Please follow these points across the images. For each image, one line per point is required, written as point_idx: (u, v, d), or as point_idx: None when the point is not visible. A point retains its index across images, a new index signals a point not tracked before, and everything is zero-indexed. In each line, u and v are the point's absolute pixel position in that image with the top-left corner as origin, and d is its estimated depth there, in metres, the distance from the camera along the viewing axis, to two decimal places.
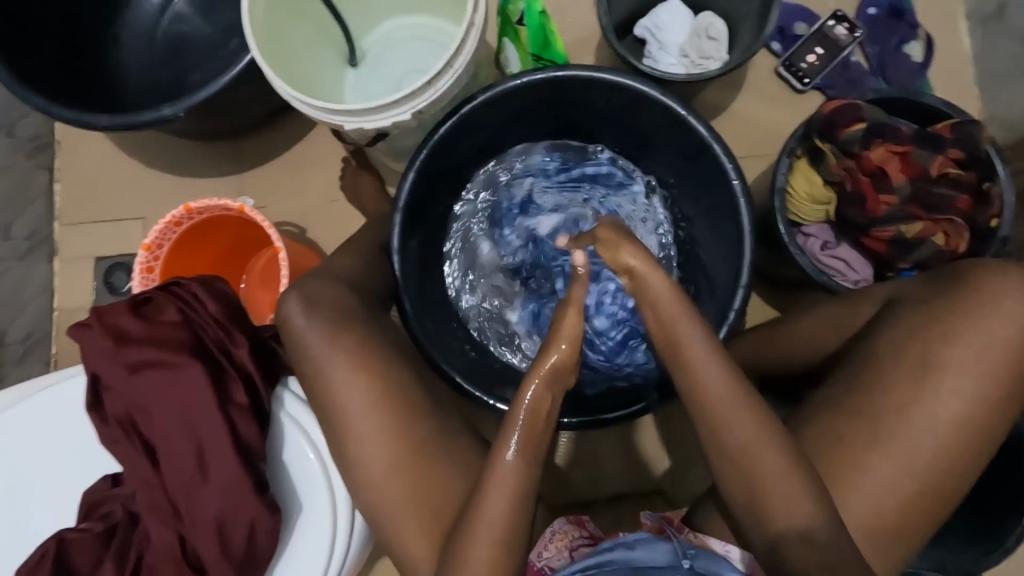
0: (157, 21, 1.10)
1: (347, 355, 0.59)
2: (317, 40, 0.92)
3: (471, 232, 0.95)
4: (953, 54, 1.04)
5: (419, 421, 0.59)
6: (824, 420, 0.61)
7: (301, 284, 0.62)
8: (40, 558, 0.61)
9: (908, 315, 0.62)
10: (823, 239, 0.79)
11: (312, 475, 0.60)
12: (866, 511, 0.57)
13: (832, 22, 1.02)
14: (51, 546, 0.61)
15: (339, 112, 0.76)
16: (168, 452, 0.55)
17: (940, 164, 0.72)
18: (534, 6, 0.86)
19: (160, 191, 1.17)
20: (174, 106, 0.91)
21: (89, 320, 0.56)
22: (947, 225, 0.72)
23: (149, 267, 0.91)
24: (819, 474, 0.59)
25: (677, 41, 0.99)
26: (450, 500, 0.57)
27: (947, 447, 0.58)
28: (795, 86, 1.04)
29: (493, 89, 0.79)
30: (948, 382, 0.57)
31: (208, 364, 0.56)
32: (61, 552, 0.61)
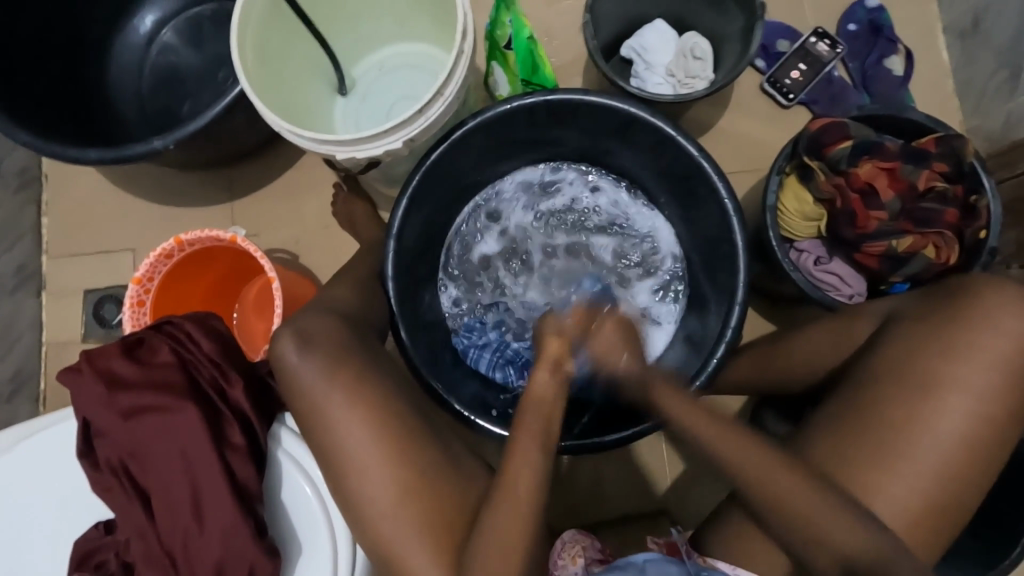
0: (145, 53, 1.10)
1: (346, 392, 0.58)
2: (307, 69, 0.92)
3: (465, 265, 0.95)
4: (932, 67, 1.06)
5: (422, 455, 0.58)
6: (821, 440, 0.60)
7: (295, 320, 0.62)
8: None
9: (904, 333, 0.62)
10: (815, 254, 0.79)
11: (313, 514, 0.59)
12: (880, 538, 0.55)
13: (813, 38, 1.04)
14: None
15: (331, 142, 0.76)
16: (162, 498, 0.54)
17: (926, 178, 0.73)
18: (521, 32, 0.86)
19: (150, 221, 1.16)
20: (164, 138, 0.90)
21: (79, 365, 0.55)
22: (936, 239, 0.73)
23: (140, 301, 0.89)
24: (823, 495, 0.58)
25: (663, 62, 1.00)
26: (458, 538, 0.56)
27: (954, 466, 0.56)
28: (780, 101, 1.06)
29: (483, 115, 0.79)
30: (951, 401, 0.57)
31: (204, 406, 0.55)
32: None
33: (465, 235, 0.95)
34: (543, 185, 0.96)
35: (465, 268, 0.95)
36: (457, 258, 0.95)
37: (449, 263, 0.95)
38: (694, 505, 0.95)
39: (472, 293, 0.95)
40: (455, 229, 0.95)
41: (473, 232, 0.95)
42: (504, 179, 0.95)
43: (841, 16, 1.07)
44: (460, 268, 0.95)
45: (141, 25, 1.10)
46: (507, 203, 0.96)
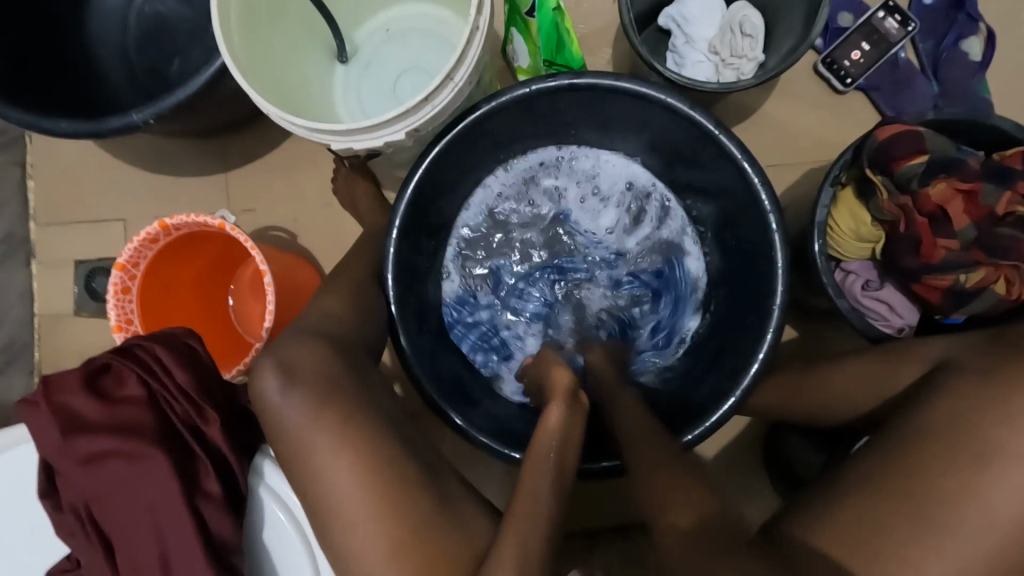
0: (128, 5, 0.99)
1: (332, 431, 0.52)
2: (303, 36, 0.82)
3: (473, 255, 0.86)
4: (1017, 51, 0.92)
5: (416, 505, 0.53)
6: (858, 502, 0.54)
7: (280, 344, 0.55)
8: None
9: (964, 391, 0.54)
10: (865, 278, 0.71)
11: (293, 555, 0.54)
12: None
13: (882, 12, 0.90)
14: None
15: (325, 130, 0.67)
16: (127, 552, 0.49)
17: (1008, 202, 0.62)
18: (546, 2, 0.74)
19: (141, 190, 1.09)
20: (143, 111, 0.81)
21: (35, 397, 0.49)
22: (1010, 273, 0.63)
23: (125, 288, 0.84)
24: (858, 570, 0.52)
25: (706, 36, 0.88)
26: None
27: (1006, 549, 0.50)
28: (836, 87, 0.93)
29: (497, 100, 0.69)
30: (1012, 474, 0.50)
31: (174, 451, 0.49)
32: None
33: (472, 216, 0.85)
34: (560, 165, 0.85)
35: (473, 259, 0.86)
36: (464, 248, 0.86)
37: (456, 253, 0.85)
38: None
39: (479, 287, 0.86)
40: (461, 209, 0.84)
41: (481, 213, 0.85)
42: (520, 158, 0.84)
43: None
44: (463, 252, 0.86)
45: None
46: (521, 189, 0.85)
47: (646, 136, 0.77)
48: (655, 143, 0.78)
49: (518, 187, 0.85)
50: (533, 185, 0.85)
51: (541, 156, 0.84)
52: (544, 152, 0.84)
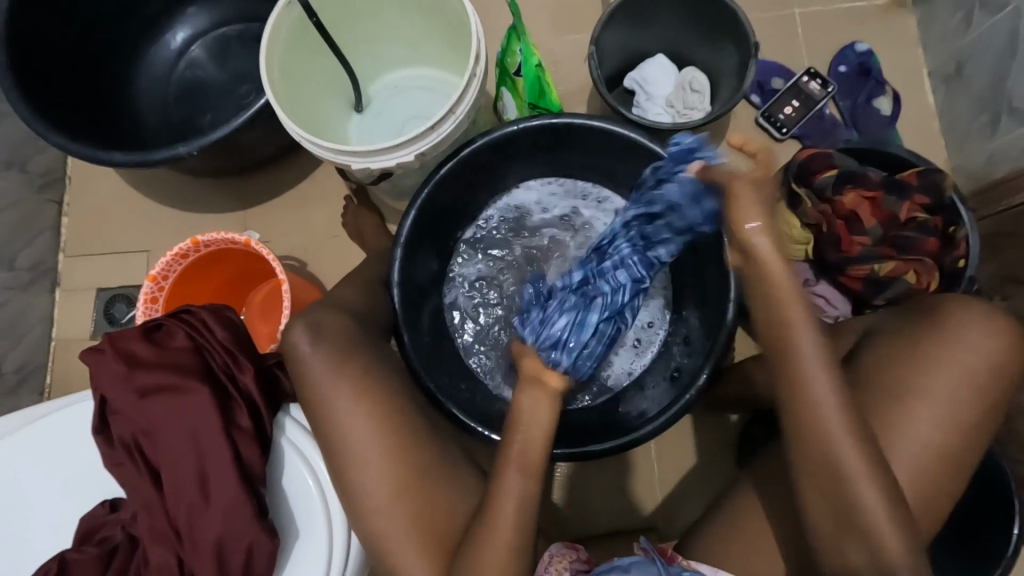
0: (173, 66, 1.16)
1: (348, 383, 0.61)
2: (327, 87, 0.98)
3: (480, 275, 0.98)
4: (917, 108, 1.12)
5: (418, 452, 0.60)
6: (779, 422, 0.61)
7: (305, 313, 0.65)
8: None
9: (883, 349, 0.64)
10: (803, 277, 0.84)
11: (310, 499, 0.61)
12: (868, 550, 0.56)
13: (806, 78, 1.10)
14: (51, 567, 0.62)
15: (346, 153, 0.81)
16: (172, 476, 0.57)
17: (909, 209, 0.77)
18: (530, 60, 0.92)
19: (165, 224, 1.21)
20: (188, 145, 0.95)
21: (102, 345, 0.60)
22: (918, 265, 0.77)
23: (153, 298, 0.93)
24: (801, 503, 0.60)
25: (663, 94, 1.06)
26: (448, 537, 0.58)
27: (925, 475, 0.59)
28: (775, 134, 1.11)
29: (491, 134, 0.84)
30: (924, 409, 0.59)
31: (215, 389, 0.59)
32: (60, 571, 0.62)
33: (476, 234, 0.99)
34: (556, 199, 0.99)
35: (483, 279, 0.98)
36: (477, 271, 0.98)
37: (468, 273, 0.99)
38: (682, 522, 0.96)
39: (480, 297, 0.98)
40: (468, 224, 0.99)
41: (483, 231, 0.99)
42: (517, 187, 0.98)
43: (832, 58, 1.13)
44: (467, 263, 0.99)
45: (172, 40, 1.16)
46: (518, 216, 0.99)
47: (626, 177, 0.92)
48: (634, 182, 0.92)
49: (516, 215, 0.99)
50: (534, 216, 0.99)
51: (537, 187, 0.98)
52: (542, 188, 0.98)
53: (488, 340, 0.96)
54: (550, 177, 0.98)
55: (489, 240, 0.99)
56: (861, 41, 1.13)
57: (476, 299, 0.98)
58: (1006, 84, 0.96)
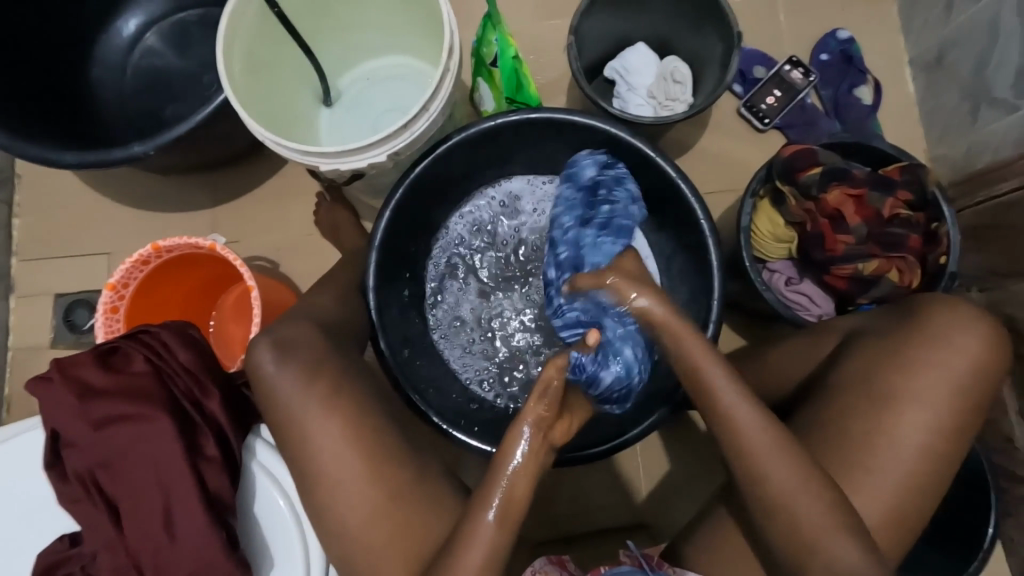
0: (127, 56, 1.09)
1: (322, 403, 0.58)
2: (294, 81, 0.93)
3: (455, 270, 0.95)
4: (899, 96, 1.11)
5: (398, 473, 0.58)
6: (766, 443, 0.58)
7: (273, 329, 0.62)
8: None
9: (867, 353, 0.63)
10: (787, 274, 0.83)
11: (286, 524, 0.59)
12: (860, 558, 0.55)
13: (788, 66, 1.08)
14: None
15: (316, 153, 0.77)
16: (133, 511, 0.54)
17: (892, 206, 0.77)
18: (507, 51, 0.88)
19: (127, 225, 1.14)
20: (146, 143, 0.90)
21: (52, 373, 0.56)
22: (900, 262, 0.77)
23: (113, 307, 0.88)
24: None
25: (645, 84, 1.03)
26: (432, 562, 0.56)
27: (909, 481, 0.59)
28: (757, 125, 1.09)
29: (467, 131, 0.80)
30: (908, 417, 0.59)
31: (179, 417, 0.56)
32: None
33: (455, 233, 0.95)
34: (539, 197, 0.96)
35: (458, 276, 0.95)
36: (451, 267, 0.95)
37: (440, 266, 0.95)
38: (670, 519, 0.96)
39: (458, 298, 0.95)
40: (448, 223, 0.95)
41: (463, 230, 0.95)
42: (498, 184, 0.95)
43: (814, 45, 1.11)
44: (445, 262, 0.95)
45: (125, 28, 1.09)
46: (499, 214, 0.96)
47: None
48: None
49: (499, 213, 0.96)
50: (514, 213, 0.96)
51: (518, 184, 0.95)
52: (525, 183, 0.95)
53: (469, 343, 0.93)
54: (533, 173, 0.94)
55: (468, 239, 0.96)
56: (843, 28, 1.11)
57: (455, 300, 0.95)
58: (987, 74, 0.96)
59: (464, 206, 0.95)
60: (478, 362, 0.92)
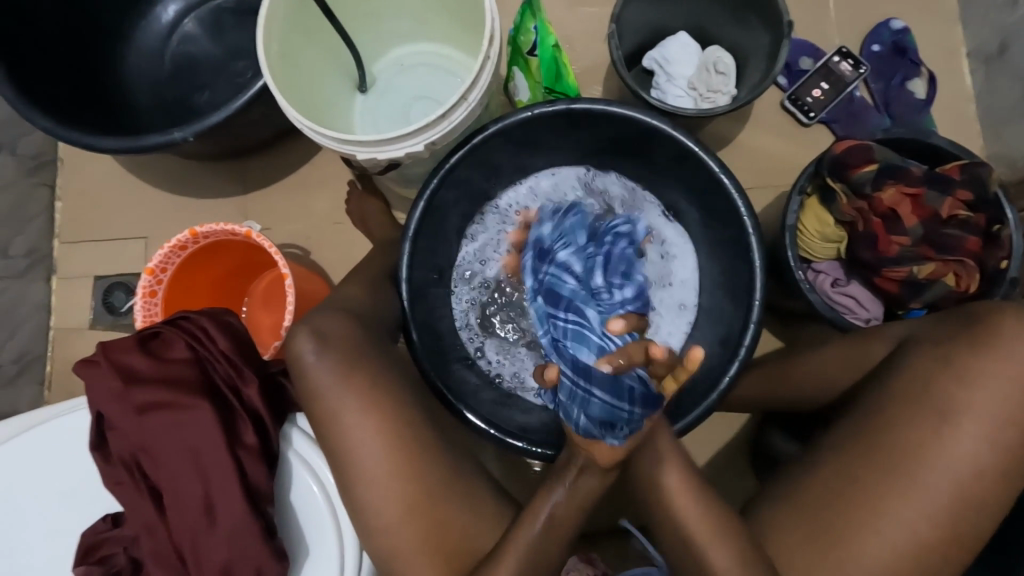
0: (165, 42, 1.09)
1: (357, 394, 0.58)
2: (330, 69, 0.92)
3: (484, 262, 0.93)
4: (954, 91, 1.06)
5: (433, 466, 0.58)
6: None
7: (311, 319, 0.62)
8: None
9: (924, 361, 0.60)
10: (833, 276, 0.80)
11: (320, 517, 0.59)
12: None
13: (838, 57, 1.03)
14: None
15: (352, 142, 0.76)
16: (174, 497, 0.55)
17: (950, 206, 0.72)
18: (547, 39, 0.86)
19: (162, 210, 1.16)
20: (184, 129, 0.90)
21: (95, 356, 0.57)
22: (957, 267, 0.73)
23: (152, 291, 0.89)
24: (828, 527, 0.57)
25: (685, 74, 1.00)
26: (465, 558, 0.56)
27: (965, 498, 0.56)
28: (801, 119, 1.05)
29: (504, 121, 0.79)
30: (966, 430, 0.56)
31: (219, 404, 0.56)
32: None
33: (486, 225, 0.93)
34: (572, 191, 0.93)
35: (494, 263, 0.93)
36: (488, 254, 0.93)
37: (470, 257, 0.93)
38: None
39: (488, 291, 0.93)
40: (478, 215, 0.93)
41: (494, 222, 0.94)
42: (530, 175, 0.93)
43: (865, 36, 1.06)
44: (476, 254, 0.93)
45: (164, 14, 1.09)
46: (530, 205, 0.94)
47: (648, 164, 0.87)
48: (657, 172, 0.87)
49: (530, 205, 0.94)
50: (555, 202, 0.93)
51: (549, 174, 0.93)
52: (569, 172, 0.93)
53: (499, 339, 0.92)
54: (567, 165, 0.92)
55: (498, 231, 0.94)
56: (897, 18, 1.06)
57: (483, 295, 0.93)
58: None
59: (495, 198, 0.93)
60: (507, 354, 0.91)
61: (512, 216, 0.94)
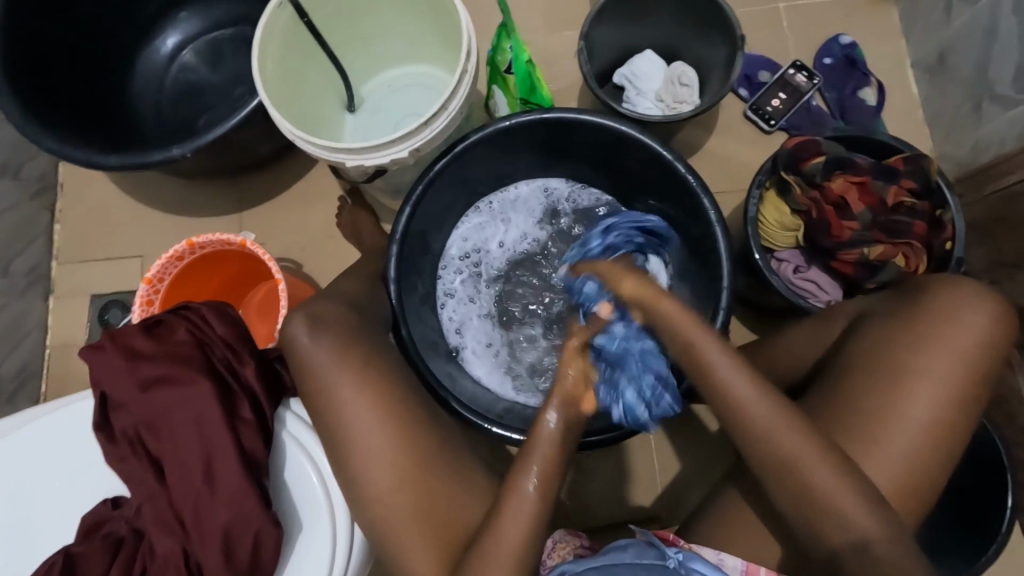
0: (165, 71, 1.16)
1: (350, 373, 0.62)
2: (320, 90, 0.99)
3: (471, 255, 1.00)
4: (903, 97, 1.14)
5: (421, 441, 0.61)
6: (766, 416, 0.60)
7: (306, 308, 0.66)
8: (46, 573, 0.62)
9: (875, 332, 0.65)
10: (795, 263, 0.86)
11: (314, 493, 0.62)
12: (857, 525, 0.57)
13: (793, 70, 1.12)
14: (57, 561, 0.62)
15: (342, 150, 0.82)
16: (174, 468, 0.59)
17: (896, 194, 0.79)
18: (521, 56, 0.93)
19: (161, 228, 1.20)
20: (183, 146, 0.95)
21: (104, 342, 0.62)
22: (906, 249, 0.80)
23: (150, 300, 0.93)
24: None
25: (653, 87, 1.08)
26: (452, 529, 0.58)
27: (918, 451, 0.60)
28: (763, 127, 1.12)
29: (484, 130, 0.85)
30: (915, 388, 0.60)
31: (218, 381, 0.61)
32: (66, 567, 0.62)
33: (475, 225, 1.00)
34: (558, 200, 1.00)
35: (472, 259, 0.99)
36: (462, 245, 0.99)
37: (458, 250, 0.99)
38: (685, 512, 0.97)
39: (471, 283, 0.99)
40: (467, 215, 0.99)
41: (482, 223, 1.00)
42: (520, 182, 1.00)
43: (817, 51, 1.15)
44: (463, 245, 0.99)
45: (164, 45, 1.16)
46: (519, 210, 1.00)
47: (620, 170, 0.93)
48: (628, 176, 0.93)
49: (517, 209, 1.00)
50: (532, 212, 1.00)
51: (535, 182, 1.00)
52: (542, 186, 1.00)
53: (471, 327, 0.97)
54: (548, 175, 0.99)
55: (485, 230, 1.00)
56: (846, 34, 1.15)
57: (466, 285, 0.99)
58: (988, 71, 0.98)
59: (486, 199, 1.00)
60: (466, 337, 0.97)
61: (499, 218, 1.00)
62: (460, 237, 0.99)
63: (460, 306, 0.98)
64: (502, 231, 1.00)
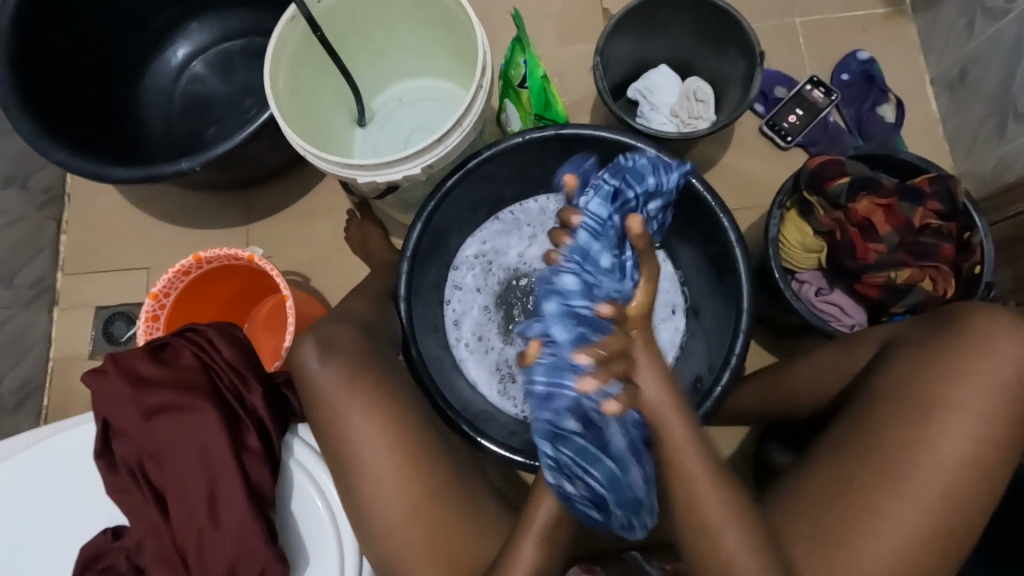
0: (174, 82, 1.15)
1: (359, 399, 0.60)
2: (331, 103, 0.98)
3: (488, 267, 0.97)
4: (922, 114, 1.12)
5: (432, 473, 0.58)
6: None
7: (316, 330, 0.65)
8: None
9: (906, 362, 0.62)
10: (817, 285, 0.83)
11: (323, 525, 0.61)
12: None
13: (809, 85, 1.10)
14: None
15: (354, 166, 0.80)
16: (177, 501, 0.57)
17: (923, 215, 0.77)
18: (536, 71, 0.92)
19: (167, 241, 1.19)
20: (191, 159, 0.94)
21: (106, 366, 0.60)
22: (933, 272, 0.77)
23: (154, 315, 0.91)
24: (822, 530, 0.59)
25: (668, 102, 1.06)
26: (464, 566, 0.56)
27: (954, 490, 0.57)
28: (779, 143, 1.11)
29: (497, 146, 0.83)
30: (951, 425, 0.57)
31: (223, 408, 0.59)
32: None
33: (491, 237, 0.98)
34: None
35: (490, 272, 0.97)
36: (483, 241, 0.97)
37: (473, 262, 0.97)
38: None
39: (487, 295, 0.97)
40: (482, 227, 0.97)
41: (499, 237, 0.98)
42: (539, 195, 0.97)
43: (834, 66, 1.13)
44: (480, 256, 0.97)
45: (174, 56, 1.16)
46: (538, 223, 0.97)
47: None
48: None
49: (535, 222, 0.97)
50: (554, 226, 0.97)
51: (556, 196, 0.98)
52: None
53: (486, 344, 0.95)
54: (561, 189, 0.97)
55: (502, 243, 0.98)
56: (864, 49, 1.13)
57: (483, 298, 0.97)
58: (1012, 89, 0.96)
59: (504, 212, 0.97)
60: (465, 335, 0.95)
61: (518, 230, 0.98)
62: (474, 249, 0.97)
63: (476, 317, 0.96)
64: (519, 244, 0.98)
